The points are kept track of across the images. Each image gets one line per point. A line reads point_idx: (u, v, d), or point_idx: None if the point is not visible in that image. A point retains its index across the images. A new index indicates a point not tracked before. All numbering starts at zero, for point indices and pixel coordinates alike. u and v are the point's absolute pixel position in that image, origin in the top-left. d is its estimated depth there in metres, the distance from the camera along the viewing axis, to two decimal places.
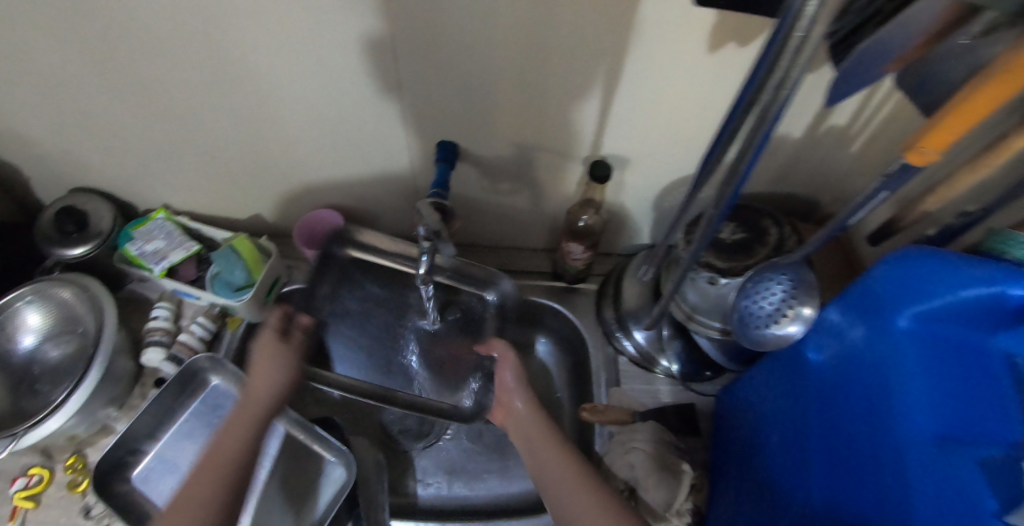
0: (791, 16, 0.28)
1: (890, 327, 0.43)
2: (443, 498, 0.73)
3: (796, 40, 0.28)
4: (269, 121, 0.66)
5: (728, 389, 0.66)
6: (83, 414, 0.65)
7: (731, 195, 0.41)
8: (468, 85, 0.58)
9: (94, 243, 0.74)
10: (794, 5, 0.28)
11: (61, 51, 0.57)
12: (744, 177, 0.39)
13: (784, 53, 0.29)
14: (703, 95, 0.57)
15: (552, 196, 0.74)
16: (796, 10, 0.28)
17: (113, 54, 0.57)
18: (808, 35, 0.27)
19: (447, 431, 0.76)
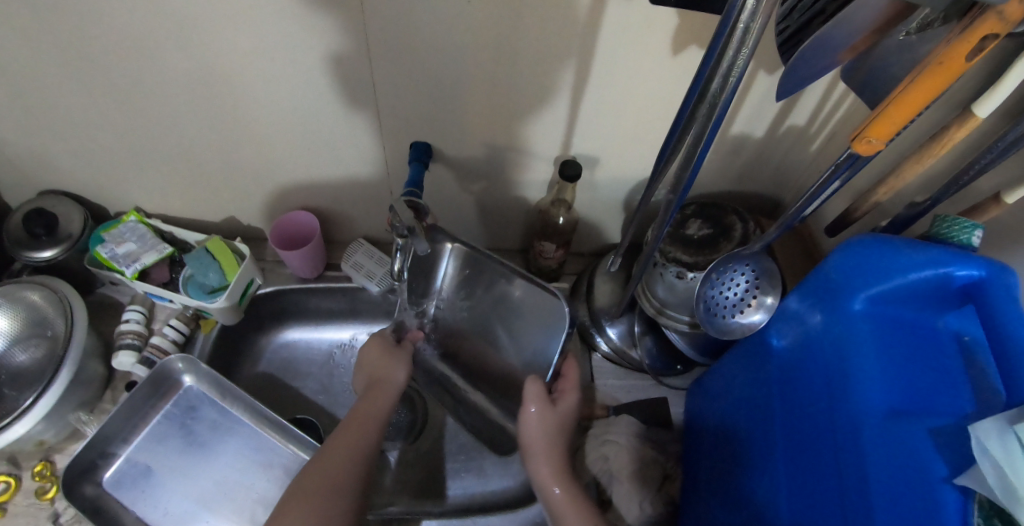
0: (733, 11, 0.30)
1: (845, 309, 0.45)
2: (420, 498, 0.73)
3: (739, 33, 0.30)
4: (242, 122, 0.66)
5: (698, 381, 0.67)
6: (52, 418, 0.64)
7: (686, 185, 0.43)
8: (439, 86, 0.59)
9: (64, 246, 0.74)
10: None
11: (29, 51, 0.57)
12: (698, 164, 0.40)
13: (727, 46, 0.31)
14: (668, 95, 0.59)
15: (526, 196, 0.75)
16: (739, 4, 0.29)
17: (82, 56, 0.57)
18: (749, 27, 0.29)
19: (427, 430, 0.77)
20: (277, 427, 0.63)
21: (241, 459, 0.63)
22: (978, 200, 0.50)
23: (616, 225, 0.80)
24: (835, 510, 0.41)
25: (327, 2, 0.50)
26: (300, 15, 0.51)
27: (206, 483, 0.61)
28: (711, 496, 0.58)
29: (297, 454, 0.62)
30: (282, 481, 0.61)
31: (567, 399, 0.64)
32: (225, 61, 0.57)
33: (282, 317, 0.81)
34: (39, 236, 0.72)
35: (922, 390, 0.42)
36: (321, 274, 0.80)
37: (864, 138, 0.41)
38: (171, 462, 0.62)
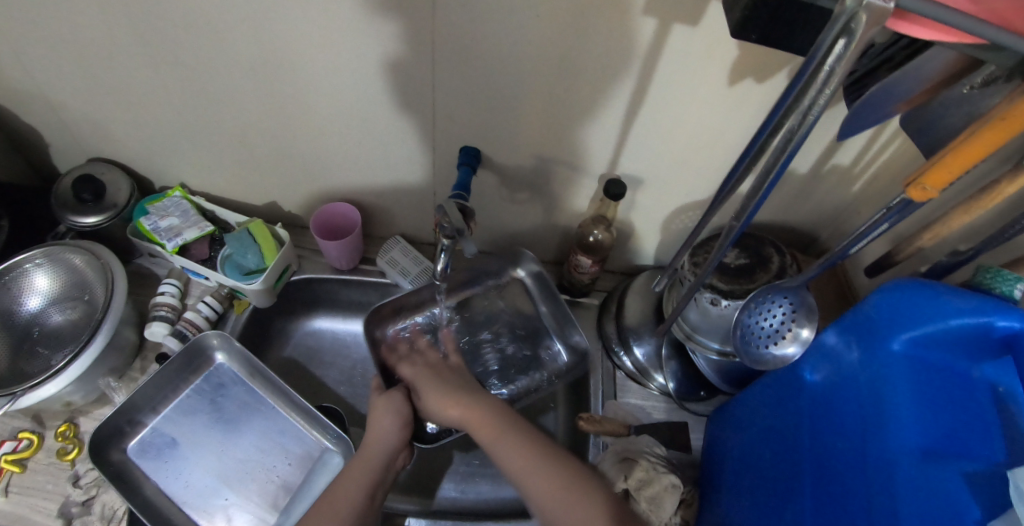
0: (818, 55, 0.31)
1: (884, 350, 0.46)
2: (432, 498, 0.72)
3: (824, 74, 0.31)
4: (300, 112, 0.68)
5: (721, 409, 0.68)
6: (83, 381, 0.64)
7: (748, 214, 0.44)
8: (494, 95, 0.61)
9: (109, 214, 0.76)
10: (822, 42, 0.31)
11: (104, 23, 0.59)
12: (763, 197, 0.42)
13: (809, 88, 0.33)
14: (719, 125, 0.60)
15: (564, 210, 0.77)
16: (825, 48, 0.31)
17: (160, 34, 0.60)
18: (834, 70, 0.30)
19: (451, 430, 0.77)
20: (304, 412, 0.64)
21: (265, 439, 0.63)
22: (1021, 254, 0.51)
23: (650, 246, 0.81)
24: None
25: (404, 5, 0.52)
26: (367, 16, 0.54)
27: (229, 460, 0.61)
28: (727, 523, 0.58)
29: (321, 440, 0.63)
30: (304, 467, 0.62)
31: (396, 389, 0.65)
32: (289, 50, 0.59)
33: (313, 304, 0.82)
34: (86, 201, 0.74)
35: (956, 435, 0.43)
36: (355, 266, 0.81)
37: (919, 184, 0.43)
38: (196, 435, 0.62)
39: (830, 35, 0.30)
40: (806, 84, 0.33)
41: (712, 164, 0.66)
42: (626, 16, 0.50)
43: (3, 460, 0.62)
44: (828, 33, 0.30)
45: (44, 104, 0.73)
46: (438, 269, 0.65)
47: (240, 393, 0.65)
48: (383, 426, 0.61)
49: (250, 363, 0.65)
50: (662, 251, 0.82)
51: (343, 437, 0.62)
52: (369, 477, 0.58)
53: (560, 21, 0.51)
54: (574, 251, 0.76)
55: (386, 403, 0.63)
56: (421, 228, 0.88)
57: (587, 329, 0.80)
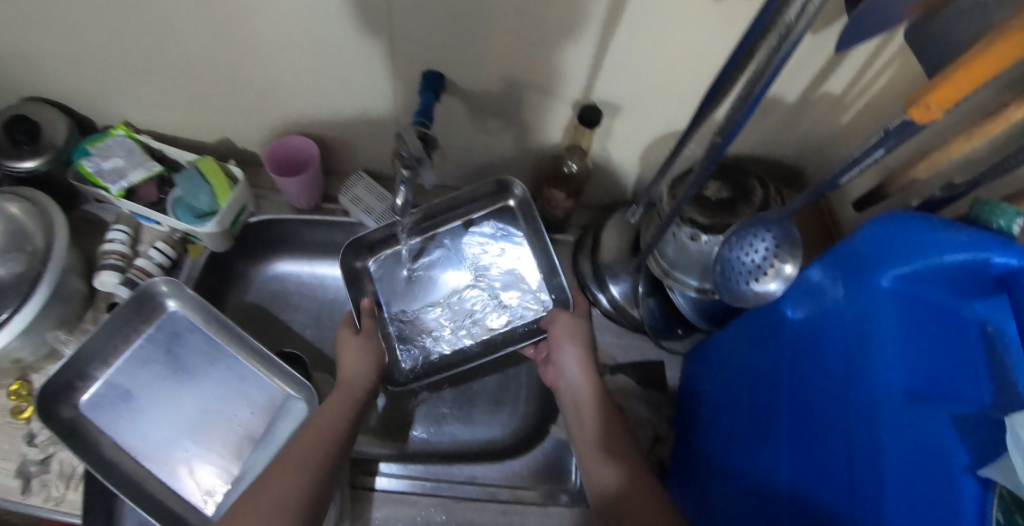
0: None
1: (872, 287, 0.43)
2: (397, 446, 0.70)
3: None
4: (238, 36, 0.60)
5: (698, 348, 0.66)
6: (29, 335, 0.61)
7: (734, 126, 0.39)
8: (455, 12, 0.54)
9: (48, 156, 0.69)
10: None
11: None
12: (756, 102, 0.36)
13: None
14: (705, 46, 0.54)
15: (539, 141, 0.71)
16: None
17: None
18: None
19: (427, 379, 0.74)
20: (263, 359, 0.61)
21: (226, 389, 0.61)
22: (1019, 187, 0.48)
23: (630, 180, 0.77)
24: (842, 492, 0.40)
25: None
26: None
27: (187, 412, 0.59)
28: (703, 463, 0.57)
29: (283, 387, 0.61)
30: (267, 415, 0.60)
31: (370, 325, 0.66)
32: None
33: (272, 246, 0.77)
34: (20, 142, 0.68)
35: (942, 376, 0.41)
36: (317, 206, 0.76)
37: (923, 104, 0.37)
38: (152, 388, 0.60)
39: None
40: None
41: (699, 88, 0.60)
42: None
43: None
44: None
45: None
46: (398, 203, 0.60)
47: (195, 344, 0.62)
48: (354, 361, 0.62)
49: (204, 309, 0.62)
50: (641, 186, 0.78)
51: (308, 383, 0.60)
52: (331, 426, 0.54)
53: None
54: (547, 184, 0.73)
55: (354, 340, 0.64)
56: (386, 165, 0.82)
57: (562, 268, 0.77)
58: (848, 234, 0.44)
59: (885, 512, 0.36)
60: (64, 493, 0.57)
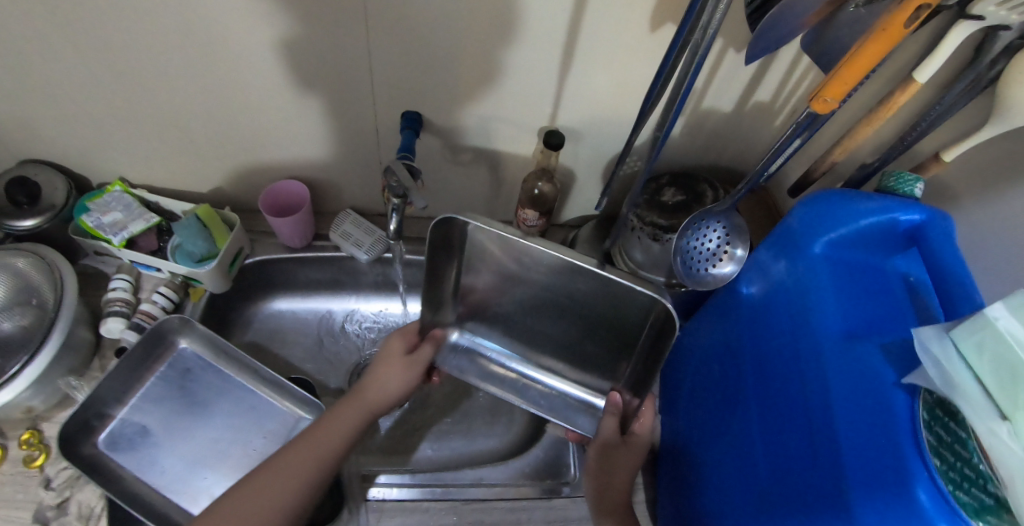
0: None
1: (807, 255, 0.51)
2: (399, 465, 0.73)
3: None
4: (232, 93, 0.67)
5: (673, 341, 0.72)
6: (40, 385, 0.63)
7: (671, 121, 0.47)
8: (429, 57, 0.62)
9: (46, 216, 0.73)
10: None
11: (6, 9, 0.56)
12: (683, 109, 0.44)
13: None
14: (647, 70, 0.63)
15: (512, 167, 0.78)
16: None
17: (69, 20, 0.57)
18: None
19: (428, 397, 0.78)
20: (272, 384, 0.65)
21: (237, 418, 0.64)
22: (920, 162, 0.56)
23: (598, 195, 0.84)
24: (804, 428, 0.45)
25: None
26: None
27: (201, 442, 0.62)
28: (688, 438, 0.62)
29: (295, 410, 0.64)
30: (279, 439, 0.63)
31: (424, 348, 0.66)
32: (211, 25, 0.58)
33: (268, 287, 0.82)
34: (23, 204, 0.72)
35: (872, 317, 0.47)
36: (308, 244, 0.80)
37: (820, 98, 0.46)
38: (168, 422, 0.63)
39: None
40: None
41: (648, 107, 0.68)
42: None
43: None
44: None
45: None
46: (390, 231, 0.65)
47: (205, 379, 0.66)
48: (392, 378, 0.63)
49: (212, 343, 0.65)
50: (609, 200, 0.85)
51: (318, 403, 0.62)
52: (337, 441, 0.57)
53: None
54: (521, 205, 0.75)
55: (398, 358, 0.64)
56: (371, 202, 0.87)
57: None
58: (786, 215, 0.52)
59: (838, 430, 0.41)
60: None
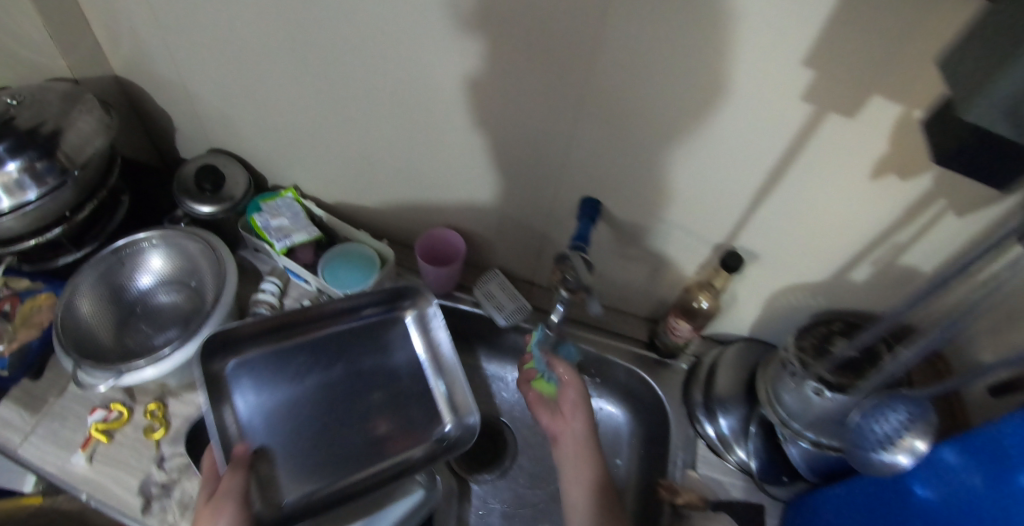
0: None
1: (1011, 480, 0.44)
2: None
3: None
4: (413, 137, 0.68)
5: (810, 502, 0.65)
6: (182, 367, 0.65)
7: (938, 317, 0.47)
8: (627, 153, 0.59)
9: (222, 207, 0.75)
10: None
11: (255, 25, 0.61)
12: None
13: None
14: (851, 215, 0.59)
15: (672, 271, 0.74)
16: None
17: (303, 49, 0.61)
18: None
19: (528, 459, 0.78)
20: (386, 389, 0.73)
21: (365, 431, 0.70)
22: None
23: (751, 319, 0.78)
24: None
25: (557, 63, 0.52)
26: (520, 66, 0.54)
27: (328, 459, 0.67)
28: None
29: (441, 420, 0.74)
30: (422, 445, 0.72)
31: (234, 478, 0.55)
32: (441, 83, 0.59)
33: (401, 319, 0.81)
34: (205, 191, 0.75)
35: None
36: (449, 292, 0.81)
37: None
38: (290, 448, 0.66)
39: None
40: None
41: (846, 247, 0.63)
42: (782, 100, 0.49)
43: (94, 427, 0.65)
44: None
45: (177, 91, 0.75)
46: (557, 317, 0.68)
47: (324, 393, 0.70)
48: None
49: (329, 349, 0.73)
50: (762, 326, 0.79)
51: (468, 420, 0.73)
52: None
53: (735, 96, 0.49)
54: (674, 312, 0.74)
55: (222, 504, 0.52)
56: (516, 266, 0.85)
57: (671, 394, 0.77)
58: (990, 420, 0.46)
59: None
60: (179, 520, 0.61)
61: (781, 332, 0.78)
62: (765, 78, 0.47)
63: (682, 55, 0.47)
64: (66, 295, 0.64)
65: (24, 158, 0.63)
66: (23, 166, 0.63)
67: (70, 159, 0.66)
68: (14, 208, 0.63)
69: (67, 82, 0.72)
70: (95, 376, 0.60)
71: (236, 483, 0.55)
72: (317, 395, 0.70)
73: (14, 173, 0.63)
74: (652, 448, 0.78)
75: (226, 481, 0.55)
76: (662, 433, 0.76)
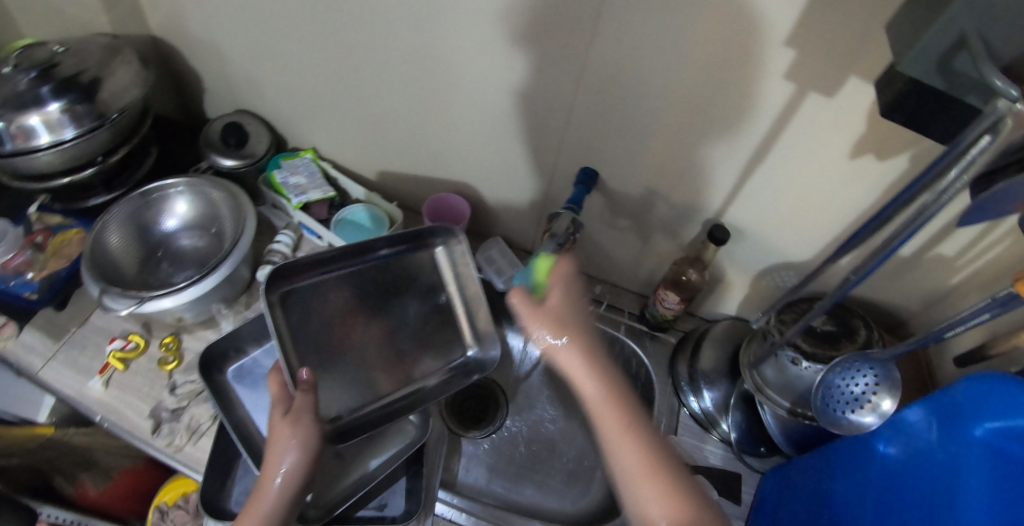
0: (962, 144, 0.36)
1: (966, 434, 0.47)
2: (481, 489, 0.75)
3: (966, 162, 0.35)
4: (428, 102, 0.73)
5: (781, 470, 0.68)
6: (198, 302, 0.69)
7: (871, 267, 0.48)
8: (625, 124, 0.64)
9: (245, 161, 0.80)
10: (967, 135, 0.35)
11: None
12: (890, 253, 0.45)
13: (973, 146, 0.35)
14: (831, 192, 0.63)
15: (664, 247, 0.78)
16: (968, 141, 0.35)
17: (331, 13, 0.66)
18: (975, 161, 0.35)
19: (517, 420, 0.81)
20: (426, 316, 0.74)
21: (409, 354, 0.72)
22: None
23: (739, 298, 0.82)
24: None
25: (563, 33, 0.57)
26: (529, 35, 0.59)
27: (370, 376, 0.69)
28: None
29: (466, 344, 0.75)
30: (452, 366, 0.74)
31: (306, 400, 0.57)
32: (458, 49, 0.64)
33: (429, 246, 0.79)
34: (229, 145, 0.80)
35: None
36: None
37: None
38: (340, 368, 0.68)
39: (975, 132, 0.34)
40: (966, 150, 0.36)
41: (830, 226, 0.66)
42: (766, 77, 0.53)
43: (112, 355, 0.70)
44: (974, 130, 0.34)
45: (210, 52, 0.81)
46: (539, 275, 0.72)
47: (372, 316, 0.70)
48: (283, 451, 0.54)
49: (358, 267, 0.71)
50: (749, 307, 0.82)
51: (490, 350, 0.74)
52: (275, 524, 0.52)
53: (725, 70, 0.54)
54: (664, 285, 0.77)
55: (292, 429, 0.55)
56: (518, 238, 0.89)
57: (658, 366, 0.81)
58: (948, 384, 0.50)
59: None
60: (184, 444, 0.65)
61: (765, 311, 0.81)
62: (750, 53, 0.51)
63: (675, 27, 0.52)
64: (97, 227, 0.69)
65: (67, 100, 0.68)
66: (64, 108, 0.68)
67: (107, 105, 0.71)
68: (53, 144, 0.68)
69: (111, 37, 0.77)
70: (116, 299, 0.64)
71: (308, 412, 0.56)
72: (361, 322, 0.70)
73: (55, 113, 0.68)
74: None
75: (298, 403, 0.57)
76: (647, 402, 0.80)
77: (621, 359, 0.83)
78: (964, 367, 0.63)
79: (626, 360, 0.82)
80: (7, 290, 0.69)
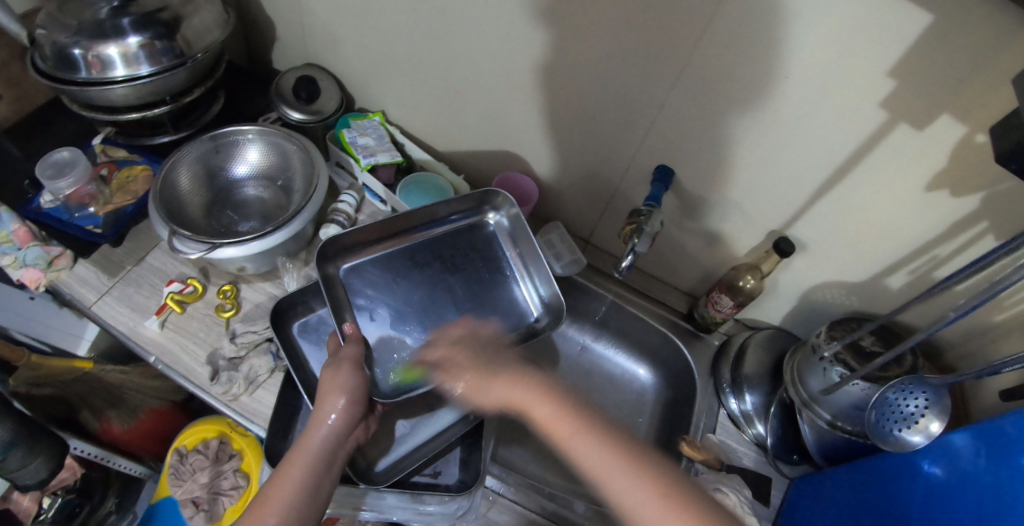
0: None
1: (1014, 464, 0.48)
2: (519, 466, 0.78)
3: None
4: (511, 82, 0.72)
5: (813, 480, 0.70)
6: (263, 256, 0.69)
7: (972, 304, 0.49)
8: (712, 129, 0.64)
9: (315, 117, 0.79)
10: None
11: None
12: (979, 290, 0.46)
13: None
14: None
15: (723, 251, 0.79)
16: None
17: None
18: None
19: None
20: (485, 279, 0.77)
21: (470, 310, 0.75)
22: None
23: (787, 309, 0.84)
24: None
25: (670, 31, 0.57)
26: (634, 29, 0.59)
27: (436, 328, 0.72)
28: None
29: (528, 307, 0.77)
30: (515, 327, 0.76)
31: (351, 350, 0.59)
32: (557, 34, 0.63)
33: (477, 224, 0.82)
34: (300, 99, 0.78)
35: None
36: None
37: None
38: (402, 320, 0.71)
39: None
40: None
41: None
42: (865, 104, 0.53)
43: (170, 297, 0.69)
44: None
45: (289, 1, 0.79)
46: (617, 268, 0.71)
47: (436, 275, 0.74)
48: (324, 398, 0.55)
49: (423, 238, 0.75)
50: (796, 318, 0.84)
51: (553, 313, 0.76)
52: (312, 471, 0.51)
53: (829, 91, 0.54)
54: (718, 288, 0.80)
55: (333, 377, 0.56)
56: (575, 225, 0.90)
57: (700, 366, 0.83)
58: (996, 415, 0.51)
59: None
60: (240, 393, 0.65)
61: (810, 325, 0.84)
62: (860, 77, 0.51)
63: (789, 43, 0.52)
64: (168, 166, 0.68)
65: (146, 35, 0.66)
66: (143, 42, 0.66)
67: (185, 46, 0.70)
68: (127, 79, 0.66)
69: None
70: (187, 244, 0.63)
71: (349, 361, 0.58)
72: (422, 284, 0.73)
73: (134, 47, 0.65)
74: (673, 413, 0.84)
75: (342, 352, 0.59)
76: (686, 399, 0.82)
77: (665, 354, 0.85)
78: (1009, 403, 0.65)
79: (669, 356, 0.84)
80: (71, 221, 0.71)
